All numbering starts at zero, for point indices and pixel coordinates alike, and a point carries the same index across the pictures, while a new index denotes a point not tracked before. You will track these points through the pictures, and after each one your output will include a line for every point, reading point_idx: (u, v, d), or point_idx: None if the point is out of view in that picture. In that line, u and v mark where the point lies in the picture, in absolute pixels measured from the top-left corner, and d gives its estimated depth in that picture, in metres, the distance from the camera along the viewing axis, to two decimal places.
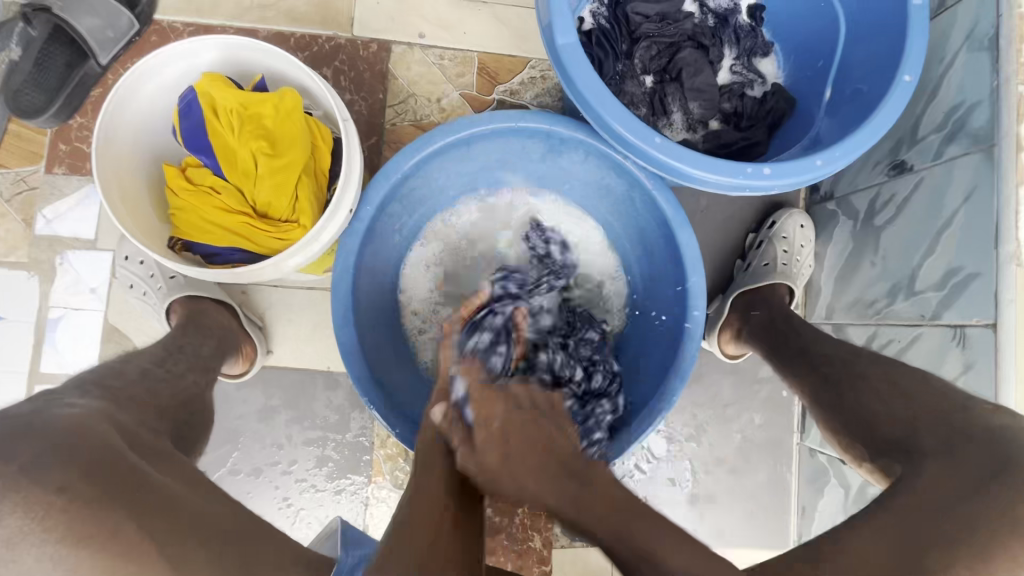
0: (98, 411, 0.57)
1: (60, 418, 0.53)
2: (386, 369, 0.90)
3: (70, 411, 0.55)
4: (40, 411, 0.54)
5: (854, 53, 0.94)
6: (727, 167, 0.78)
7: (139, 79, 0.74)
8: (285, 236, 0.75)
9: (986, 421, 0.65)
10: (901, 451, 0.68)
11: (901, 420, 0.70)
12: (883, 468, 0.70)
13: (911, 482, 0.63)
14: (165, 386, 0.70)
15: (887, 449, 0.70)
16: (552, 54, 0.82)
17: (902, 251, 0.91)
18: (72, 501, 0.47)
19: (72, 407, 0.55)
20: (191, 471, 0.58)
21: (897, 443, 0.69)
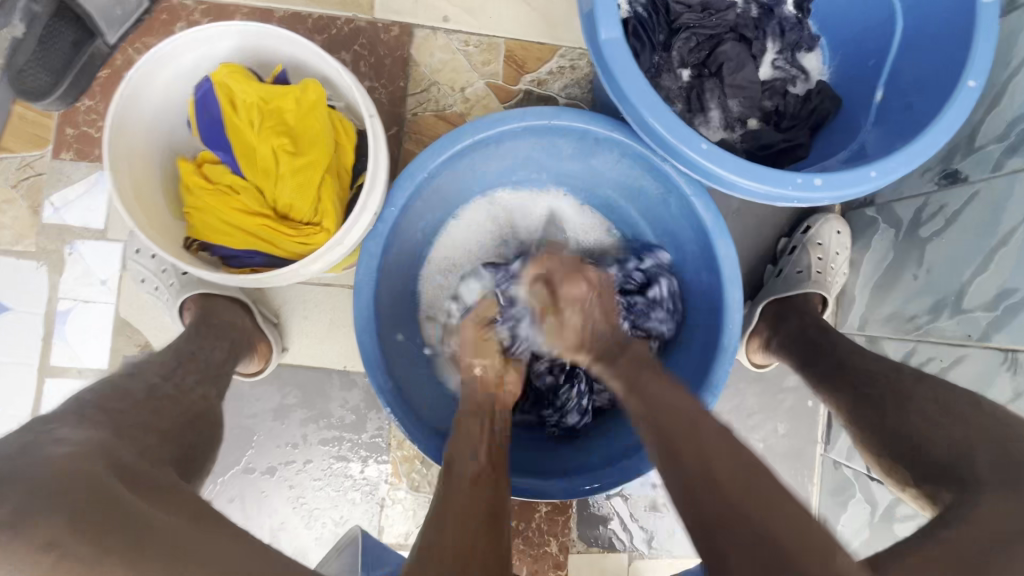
0: (94, 447, 0.52)
1: (52, 455, 0.49)
2: (407, 376, 0.86)
3: (60, 451, 0.50)
4: (27, 450, 0.49)
5: (910, 52, 0.88)
6: (777, 177, 0.73)
7: (154, 68, 0.70)
8: (308, 240, 0.71)
9: None
10: (952, 477, 0.62)
11: (952, 441, 0.64)
12: (930, 494, 0.64)
13: (963, 509, 0.57)
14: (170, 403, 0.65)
15: (934, 475, 0.64)
16: (592, 49, 0.76)
17: (951, 266, 0.87)
18: (61, 561, 0.43)
19: (63, 445, 0.50)
20: (196, 504, 0.52)
21: (949, 467, 0.63)
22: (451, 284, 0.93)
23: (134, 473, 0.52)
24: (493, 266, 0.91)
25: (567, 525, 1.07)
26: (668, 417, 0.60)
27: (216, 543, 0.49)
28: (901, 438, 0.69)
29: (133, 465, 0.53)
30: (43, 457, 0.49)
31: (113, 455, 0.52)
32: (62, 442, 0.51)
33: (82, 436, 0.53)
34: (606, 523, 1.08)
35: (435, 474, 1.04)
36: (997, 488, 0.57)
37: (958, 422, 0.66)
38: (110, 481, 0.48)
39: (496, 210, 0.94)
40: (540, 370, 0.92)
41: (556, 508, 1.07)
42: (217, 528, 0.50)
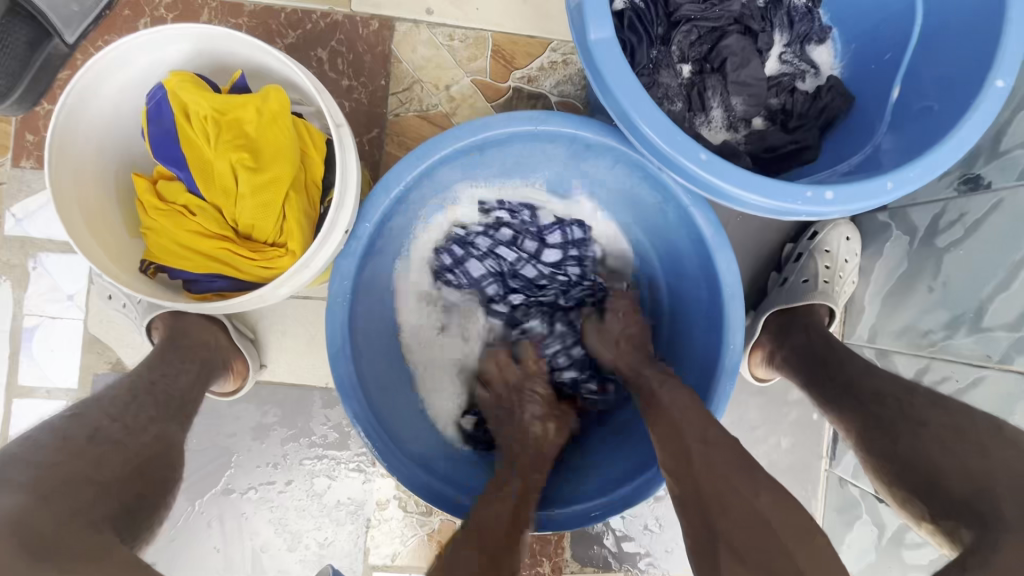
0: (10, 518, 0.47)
1: None
2: (387, 399, 0.81)
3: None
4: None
5: (929, 46, 0.81)
6: (784, 190, 0.67)
7: (99, 76, 0.63)
8: (272, 263, 0.65)
9: None
10: (974, 516, 0.57)
11: (970, 477, 0.59)
12: (951, 534, 0.59)
13: (984, 559, 0.52)
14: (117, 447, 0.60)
15: (952, 512, 0.59)
16: (582, 49, 0.70)
17: (971, 279, 0.81)
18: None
19: None
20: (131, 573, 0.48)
21: (964, 507, 0.58)
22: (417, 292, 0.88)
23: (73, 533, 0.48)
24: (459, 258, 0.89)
25: (560, 545, 1.03)
26: (673, 411, 0.67)
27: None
28: (916, 470, 0.64)
29: (68, 524, 0.48)
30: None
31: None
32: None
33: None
34: (601, 542, 1.04)
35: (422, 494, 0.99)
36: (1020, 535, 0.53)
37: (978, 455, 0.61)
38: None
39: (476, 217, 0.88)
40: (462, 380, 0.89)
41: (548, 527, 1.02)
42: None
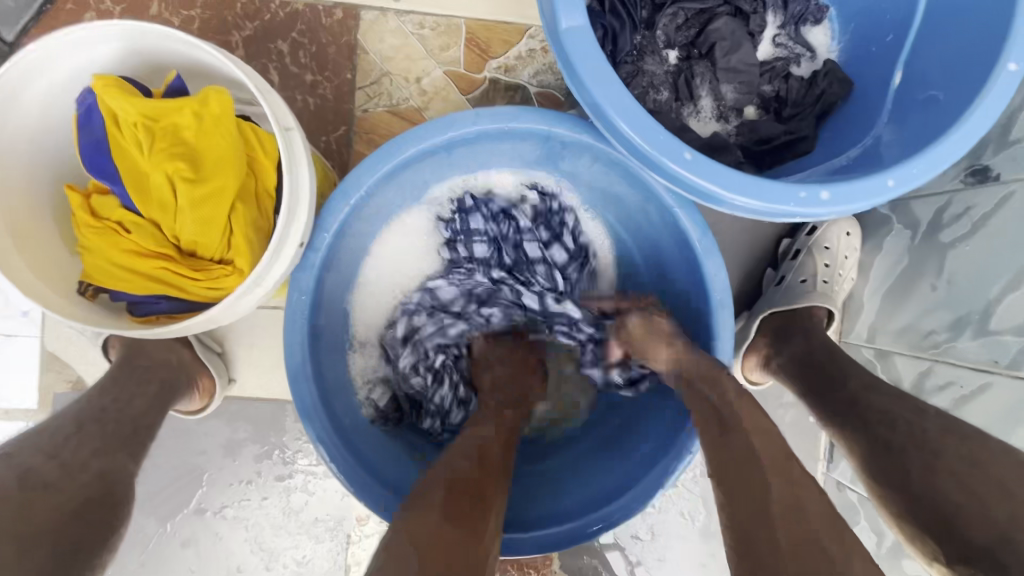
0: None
1: None
2: (358, 424, 0.77)
3: None
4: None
5: (937, 22, 0.75)
6: (776, 191, 0.62)
7: (19, 82, 0.57)
8: (218, 282, 0.60)
9: None
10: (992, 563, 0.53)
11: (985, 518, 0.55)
12: None
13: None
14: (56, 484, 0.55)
15: (968, 555, 0.55)
16: (552, 39, 0.63)
17: (977, 280, 0.76)
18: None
19: None
20: None
21: (985, 554, 0.54)
22: (387, 256, 0.81)
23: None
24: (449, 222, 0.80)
25: (548, 557, 0.99)
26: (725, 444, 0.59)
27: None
28: (925, 504, 0.60)
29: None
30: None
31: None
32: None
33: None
34: (593, 552, 1.00)
35: None
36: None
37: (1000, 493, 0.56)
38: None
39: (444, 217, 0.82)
40: (407, 372, 0.81)
41: None
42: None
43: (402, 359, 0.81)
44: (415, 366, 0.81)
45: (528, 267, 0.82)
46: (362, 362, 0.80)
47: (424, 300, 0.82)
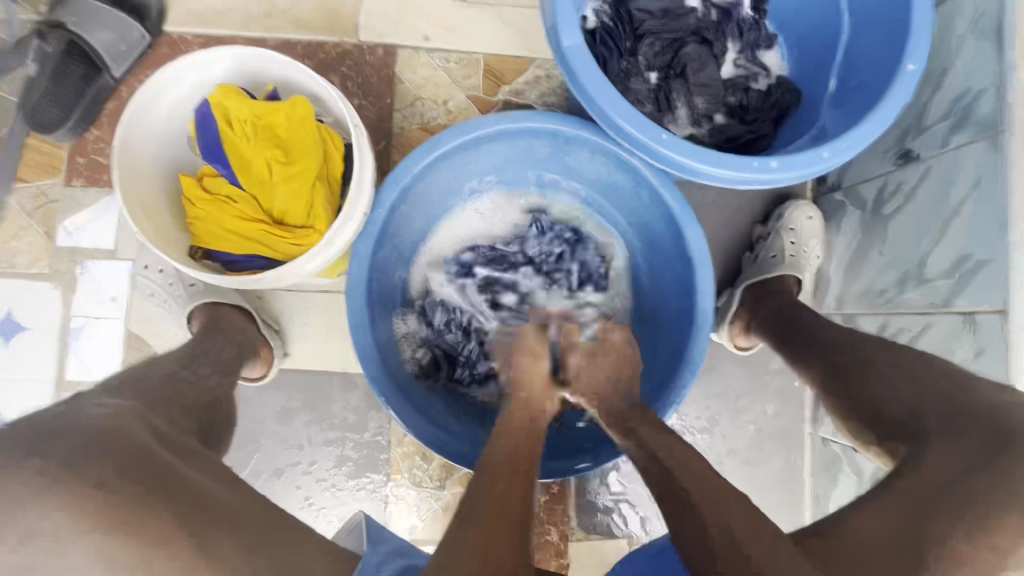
0: (129, 411, 0.60)
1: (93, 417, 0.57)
2: (403, 381, 0.93)
3: (100, 411, 0.58)
4: (70, 414, 0.57)
5: (859, 41, 0.95)
6: (735, 163, 0.79)
7: (158, 91, 0.77)
8: (301, 241, 0.78)
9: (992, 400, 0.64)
10: (907, 432, 0.67)
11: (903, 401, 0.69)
12: (890, 451, 0.69)
13: (917, 463, 0.63)
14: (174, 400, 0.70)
15: (891, 431, 0.69)
16: (557, 55, 0.82)
17: (911, 240, 0.91)
18: (110, 496, 0.51)
19: (103, 407, 0.59)
20: (216, 467, 0.61)
21: (901, 426, 0.68)
22: (443, 237, 1.00)
23: (166, 438, 0.60)
24: (496, 204, 1.02)
25: (566, 514, 1.10)
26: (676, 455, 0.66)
27: (233, 503, 0.57)
28: (860, 400, 0.74)
29: (163, 427, 0.61)
30: (91, 415, 0.57)
31: (147, 420, 0.60)
32: (102, 405, 0.60)
33: (117, 402, 0.61)
34: (606, 510, 1.11)
35: (436, 468, 1.07)
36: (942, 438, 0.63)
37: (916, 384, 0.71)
38: (148, 444, 0.56)
39: (487, 214, 1.02)
40: (442, 329, 0.98)
41: (554, 497, 1.09)
42: (239, 493, 0.59)
43: (438, 316, 0.98)
44: (449, 323, 0.98)
45: (556, 241, 1.01)
46: (406, 325, 0.97)
47: (455, 270, 0.99)
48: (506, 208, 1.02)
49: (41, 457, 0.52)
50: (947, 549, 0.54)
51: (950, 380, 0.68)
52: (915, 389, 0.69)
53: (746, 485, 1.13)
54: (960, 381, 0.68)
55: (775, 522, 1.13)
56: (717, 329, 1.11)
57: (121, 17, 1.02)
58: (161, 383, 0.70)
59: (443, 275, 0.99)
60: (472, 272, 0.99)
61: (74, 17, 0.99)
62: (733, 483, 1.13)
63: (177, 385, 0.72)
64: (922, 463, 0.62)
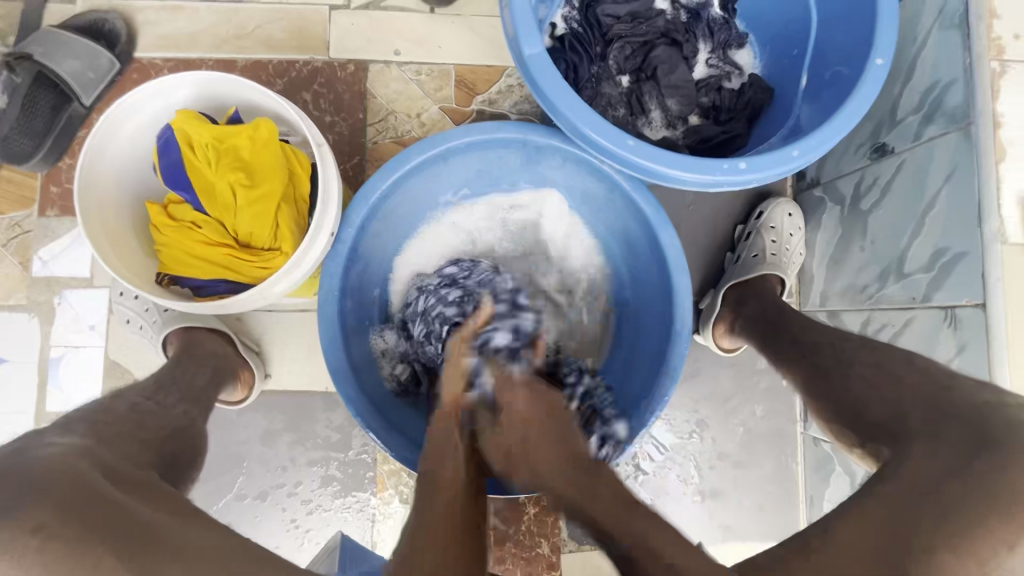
0: (80, 448, 0.60)
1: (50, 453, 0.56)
2: (381, 400, 0.92)
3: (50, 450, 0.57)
4: (17, 455, 0.57)
5: (828, 37, 0.94)
6: (704, 165, 0.79)
7: (118, 120, 0.77)
8: (267, 263, 0.78)
9: (975, 399, 0.63)
10: (888, 433, 0.67)
11: (885, 403, 0.69)
12: (873, 452, 0.69)
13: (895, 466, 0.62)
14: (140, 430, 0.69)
15: (874, 432, 0.69)
16: (520, 65, 0.82)
17: (890, 234, 0.90)
18: (46, 543, 0.50)
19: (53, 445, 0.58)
20: (174, 500, 0.60)
21: (882, 426, 0.68)
22: (417, 252, 1.00)
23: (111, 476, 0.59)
24: (469, 215, 1.00)
25: (556, 525, 1.08)
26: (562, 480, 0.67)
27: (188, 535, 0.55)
28: (843, 403, 0.74)
29: (113, 465, 0.60)
30: (34, 458, 0.56)
31: (96, 458, 0.59)
32: (48, 446, 0.59)
33: (66, 442, 0.60)
34: None
35: None
36: (927, 439, 0.62)
37: (891, 380, 0.70)
38: (91, 480, 0.55)
39: (465, 227, 1.01)
40: (420, 343, 0.95)
41: (544, 509, 1.08)
42: (200, 525, 0.58)
43: (417, 328, 0.94)
44: (427, 335, 0.94)
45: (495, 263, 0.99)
46: (383, 342, 0.96)
47: (433, 280, 0.96)
48: (481, 217, 1.00)
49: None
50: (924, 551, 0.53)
51: (927, 379, 0.68)
52: (895, 389, 0.69)
53: (739, 488, 1.12)
54: (939, 378, 0.67)
55: (768, 525, 1.11)
56: (701, 331, 1.10)
57: (89, 45, 1.02)
58: (120, 418, 0.69)
59: (421, 285, 0.96)
60: (454, 284, 0.94)
61: (41, 49, 1.00)
62: (725, 487, 1.12)
63: (137, 419, 0.71)
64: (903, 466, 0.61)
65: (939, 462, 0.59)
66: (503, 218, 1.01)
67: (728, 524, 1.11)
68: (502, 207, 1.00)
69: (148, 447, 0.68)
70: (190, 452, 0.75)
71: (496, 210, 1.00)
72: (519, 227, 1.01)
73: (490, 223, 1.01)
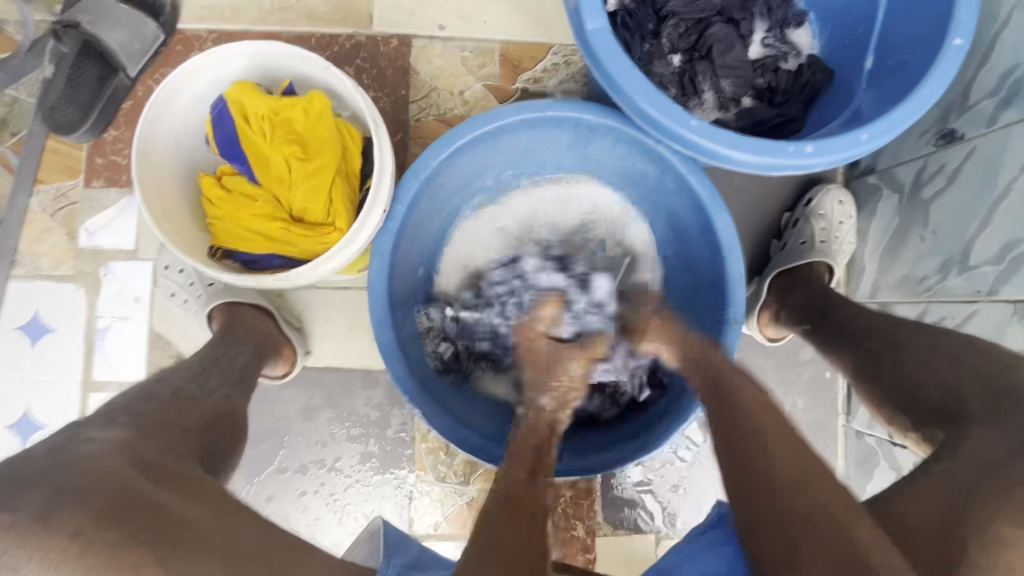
0: (117, 444, 0.60)
1: (81, 452, 0.57)
2: (425, 379, 0.92)
3: (88, 448, 0.58)
4: (58, 452, 0.57)
5: (897, 17, 0.90)
6: (770, 147, 0.76)
7: (175, 91, 0.77)
8: (321, 239, 0.77)
9: None
10: (944, 415, 0.65)
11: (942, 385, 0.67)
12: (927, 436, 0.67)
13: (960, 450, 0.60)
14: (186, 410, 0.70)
15: (929, 416, 0.67)
16: (580, 41, 0.79)
17: (954, 223, 0.87)
18: (88, 546, 0.50)
19: (91, 443, 0.59)
20: (213, 493, 0.61)
21: (939, 408, 0.66)
22: (461, 235, 0.99)
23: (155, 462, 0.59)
24: (510, 201, 0.99)
25: (592, 509, 1.08)
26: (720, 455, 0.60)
27: (226, 530, 0.57)
28: (897, 385, 0.72)
29: (153, 457, 0.61)
30: (74, 455, 0.57)
31: (135, 453, 0.60)
32: (90, 441, 0.60)
33: (105, 436, 0.61)
34: (632, 505, 1.09)
35: (460, 464, 1.06)
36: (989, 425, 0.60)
37: (949, 362, 0.68)
38: (127, 480, 0.56)
39: (517, 212, 1.00)
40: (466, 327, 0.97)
41: (580, 492, 1.08)
42: (239, 521, 0.58)
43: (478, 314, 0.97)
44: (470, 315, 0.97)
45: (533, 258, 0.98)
46: (429, 319, 0.96)
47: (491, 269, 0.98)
48: (517, 204, 1.00)
49: (10, 511, 0.51)
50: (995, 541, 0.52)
51: (991, 362, 0.65)
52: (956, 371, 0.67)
53: None
54: (1001, 360, 0.65)
55: None
56: (745, 321, 1.08)
57: (135, 14, 1.00)
58: (160, 405, 0.70)
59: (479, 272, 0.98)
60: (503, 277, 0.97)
61: (89, 17, 0.97)
62: None
63: (179, 403, 0.72)
64: (959, 446, 0.60)
65: (1000, 444, 0.57)
66: (544, 202, 1.00)
67: None
68: (542, 191, 0.99)
69: (191, 434, 0.69)
70: (229, 444, 0.76)
71: (536, 194, 0.99)
72: (558, 210, 1.00)
73: (529, 208, 1.00)
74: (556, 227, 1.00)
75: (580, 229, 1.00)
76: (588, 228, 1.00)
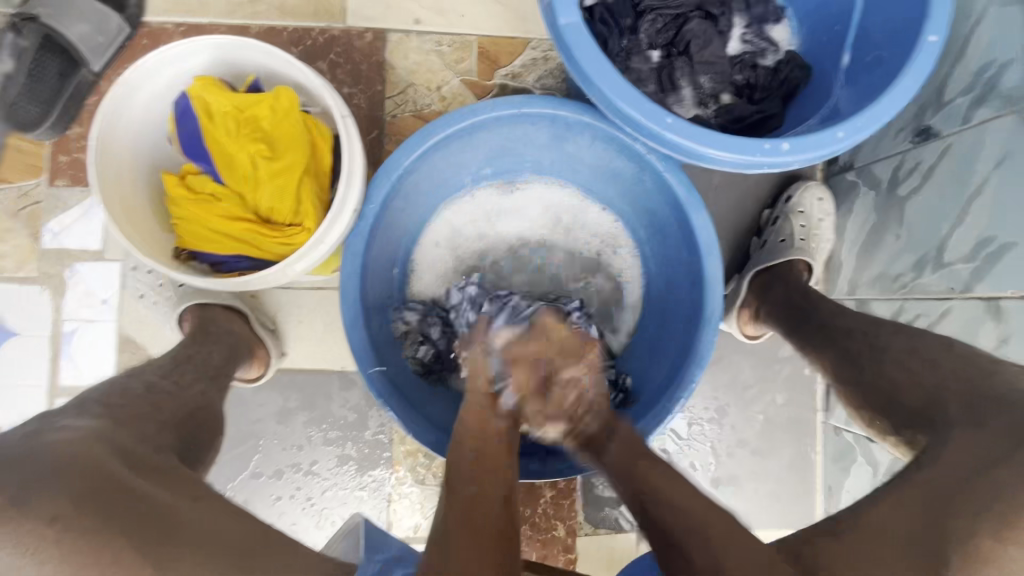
0: (93, 433, 0.58)
1: (51, 443, 0.55)
2: (401, 382, 0.91)
3: (65, 436, 0.56)
4: (33, 439, 0.55)
5: (873, 12, 0.90)
6: (745, 145, 0.75)
7: (134, 86, 0.74)
8: (289, 240, 0.75)
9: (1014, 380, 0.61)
10: (924, 418, 0.65)
11: (921, 387, 0.67)
12: (909, 440, 0.67)
13: (933, 449, 0.60)
14: (149, 417, 0.68)
15: (910, 419, 0.67)
16: (554, 36, 0.78)
17: (929, 221, 0.87)
18: (65, 533, 0.49)
19: (68, 431, 0.57)
20: (193, 485, 0.59)
21: (918, 412, 0.66)
22: (434, 237, 0.97)
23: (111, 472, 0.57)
24: (485, 201, 0.98)
25: (573, 509, 1.08)
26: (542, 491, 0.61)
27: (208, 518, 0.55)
28: (877, 387, 0.72)
29: (130, 449, 0.59)
30: (47, 445, 0.54)
31: (110, 443, 0.58)
32: (65, 429, 0.58)
33: (81, 426, 0.59)
34: (613, 504, 1.09)
35: (439, 465, 1.05)
36: (962, 423, 0.60)
37: (926, 364, 0.69)
38: (100, 474, 0.54)
39: (491, 212, 0.98)
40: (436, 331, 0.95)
41: (561, 492, 1.08)
42: (215, 513, 0.56)
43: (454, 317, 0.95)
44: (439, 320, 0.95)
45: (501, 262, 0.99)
46: (405, 322, 0.93)
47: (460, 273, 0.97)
48: (492, 205, 0.98)
49: None
50: (964, 541, 0.52)
51: (967, 364, 0.65)
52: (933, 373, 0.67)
53: (756, 477, 1.11)
54: (980, 364, 0.65)
55: (783, 513, 1.10)
56: (725, 318, 1.07)
57: (98, 7, 0.96)
58: (131, 401, 0.67)
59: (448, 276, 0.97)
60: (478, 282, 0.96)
61: (47, 9, 0.92)
62: (742, 474, 1.11)
63: (148, 404, 0.70)
64: (940, 452, 0.60)
65: (977, 448, 0.57)
66: (520, 202, 0.98)
67: (745, 511, 1.10)
68: (517, 192, 0.98)
69: (164, 431, 0.67)
70: (204, 444, 0.74)
71: (510, 195, 0.98)
72: (535, 211, 0.99)
73: (504, 209, 0.98)
74: (532, 229, 0.99)
75: (556, 231, 0.99)
76: (564, 227, 0.99)
